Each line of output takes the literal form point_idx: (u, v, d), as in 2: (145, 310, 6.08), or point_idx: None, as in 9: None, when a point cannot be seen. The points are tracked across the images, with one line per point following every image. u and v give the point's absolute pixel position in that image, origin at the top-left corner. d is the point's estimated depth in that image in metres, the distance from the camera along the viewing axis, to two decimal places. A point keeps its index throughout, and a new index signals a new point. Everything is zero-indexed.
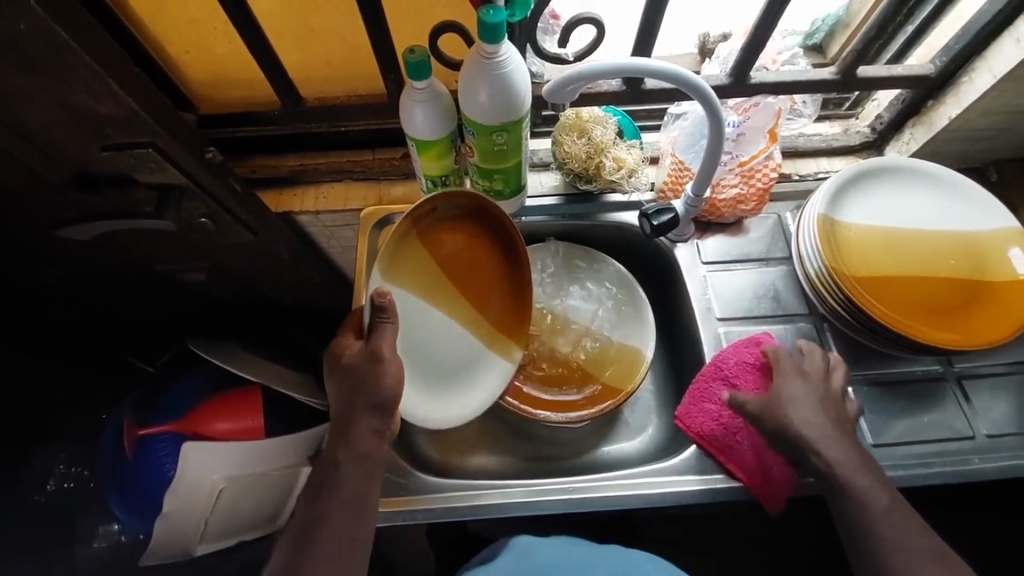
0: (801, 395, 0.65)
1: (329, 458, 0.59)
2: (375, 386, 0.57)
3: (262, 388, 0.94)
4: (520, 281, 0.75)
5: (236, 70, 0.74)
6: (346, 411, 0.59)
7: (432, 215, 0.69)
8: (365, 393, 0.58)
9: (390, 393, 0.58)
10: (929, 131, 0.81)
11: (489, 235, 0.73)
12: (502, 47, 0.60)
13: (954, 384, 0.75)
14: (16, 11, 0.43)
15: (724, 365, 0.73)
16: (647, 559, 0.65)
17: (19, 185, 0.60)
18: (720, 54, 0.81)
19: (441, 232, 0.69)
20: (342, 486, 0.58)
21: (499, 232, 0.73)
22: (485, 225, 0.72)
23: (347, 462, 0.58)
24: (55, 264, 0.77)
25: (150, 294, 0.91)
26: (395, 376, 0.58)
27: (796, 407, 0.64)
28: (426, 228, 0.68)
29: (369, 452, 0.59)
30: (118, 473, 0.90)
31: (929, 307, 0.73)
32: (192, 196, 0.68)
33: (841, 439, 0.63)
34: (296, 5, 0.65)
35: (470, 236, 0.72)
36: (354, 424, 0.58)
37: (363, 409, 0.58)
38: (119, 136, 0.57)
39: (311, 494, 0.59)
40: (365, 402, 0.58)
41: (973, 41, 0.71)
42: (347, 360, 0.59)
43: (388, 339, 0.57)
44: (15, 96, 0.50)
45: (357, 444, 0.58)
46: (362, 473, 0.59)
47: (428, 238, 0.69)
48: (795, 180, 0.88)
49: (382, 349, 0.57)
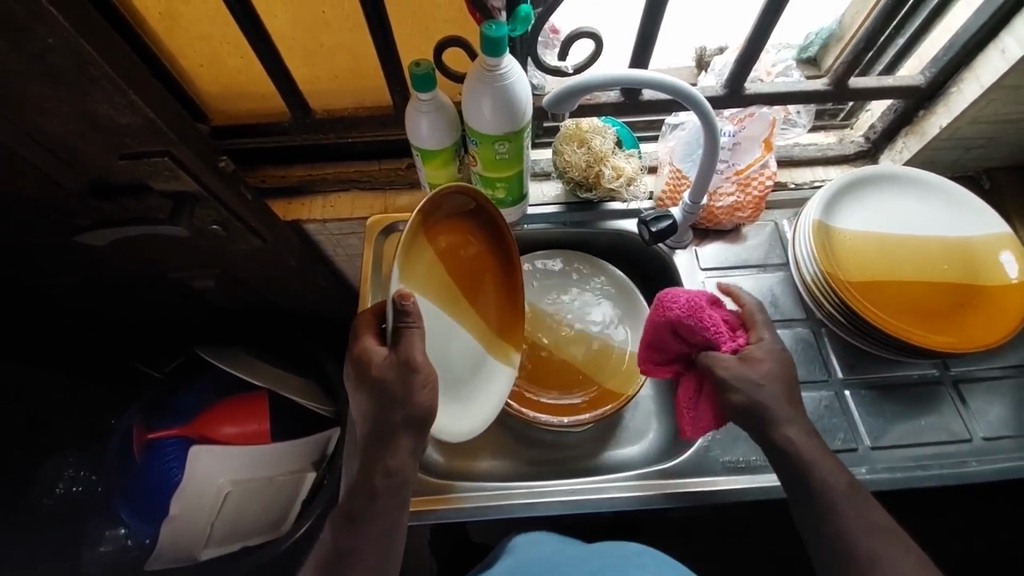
0: (775, 375, 0.62)
1: (363, 485, 0.59)
2: (409, 397, 0.57)
3: (268, 393, 0.97)
4: (513, 284, 0.79)
5: (249, 84, 0.77)
6: (381, 427, 0.59)
7: (440, 212, 0.70)
8: (400, 406, 0.58)
9: (425, 403, 0.58)
10: (921, 139, 0.83)
11: (485, 237, 0.76)
12: (503, 61, 0.63)
13: (951, 388, 0.76)
14: (43, 25, 0.45)
15: (674, 304, 0.66)
16: (642, 551, 0.66)
17: (40, 191, 0.63)
18: (715, 66, 0.84)
19: (445, 232, 0.71)
20: (381, 514, 0.59)
21: (493, 235, 0.76)
22: (483, 227, 0.75)
23: (385, 489, 0.59)
24: (69, 270, 0.79)
25: (160, 299, 0.93)
26: (427, 382, 0.58)
27: (758, 377, 0.62)
28: (432, 225, 0.69)
29: (407, 474, 0.59)
30: (125, 479, 0.91)
31: (924, 312, 0.74)
32: (205, 203, 0.70)
33: (831, 468, 0.59)
34: (308, 21, 0.68)
35: (467, 238, 0.74)
36: (392, 443, 0.58)
37: (398, 424, 0.58)
38: (136, 145, 0.59)
39: (345, 522, 0.59)
40: (401, 416, 0.58)
41: (960, 52, 0.74)
42: (375, 371, 0.58)
43: (416, 346, 0.57)
44: (39, 107, 0.53)
45: (396, 465, 0.59)
46: (401, 492, 0.60)
47: (434, 236, 0.70)
48: (791, 188, 0.91)
49: (415, 357, 0.57)
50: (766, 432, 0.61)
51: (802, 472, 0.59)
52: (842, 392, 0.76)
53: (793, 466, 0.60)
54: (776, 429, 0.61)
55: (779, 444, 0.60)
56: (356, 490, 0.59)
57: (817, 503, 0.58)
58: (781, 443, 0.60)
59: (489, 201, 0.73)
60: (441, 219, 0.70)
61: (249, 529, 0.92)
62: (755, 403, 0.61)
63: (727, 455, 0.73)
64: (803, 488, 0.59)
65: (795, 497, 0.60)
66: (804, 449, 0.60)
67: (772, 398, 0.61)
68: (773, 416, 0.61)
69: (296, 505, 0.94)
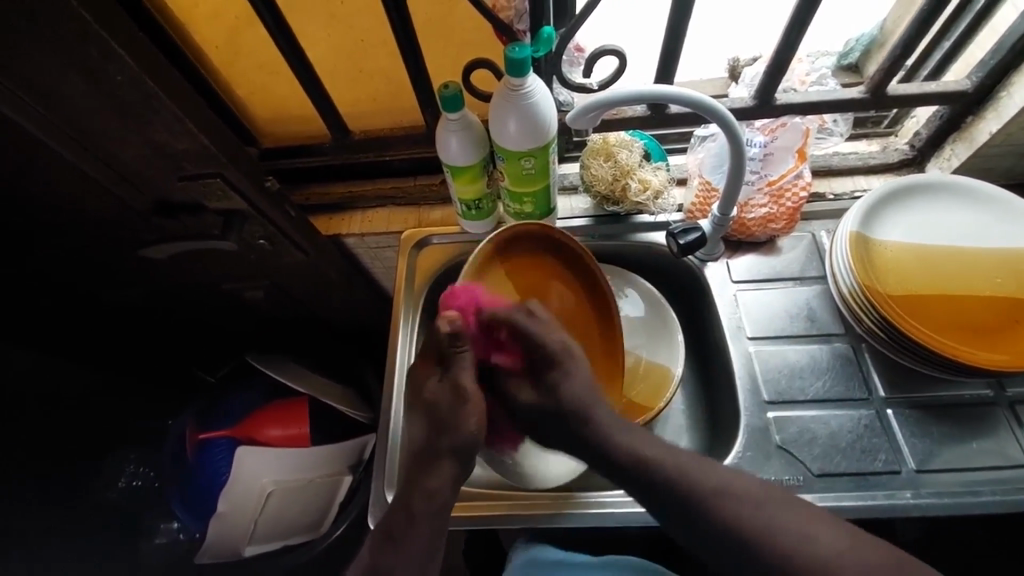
0: (665, 449, 0.63)
1: (404, 502, 0.61)
2: (456, 424, 0.61)
3: (309, 399, 1.03)
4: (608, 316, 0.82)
5: (296, 108, 0.83)
6: (428, 449, 0.63)
7: (516, 246, 0.81)
8: (448, 432, 0.62)
9: (472, 430, 0.62)
10: (971, 147, 0.80)
11: (577, 279, 0.83)
12: (528, 80, 0.65)
13: (1007, 410, 0.71)
14: (113, 64, 0.51)
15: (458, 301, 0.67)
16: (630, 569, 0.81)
17: (110, 211, 0.70)
18: (745, 77, 0.82)
19: (526, 267, 0.82)
20: (421, 535, 0.60)
21: (586, 279, 0.82)
22: (571, 270, 0.82)
23: (423, 513, 0.60)
24: (136, 281, 0.87)
25: (214, 308, 1.00)
26: (476, 412, 0.62)
27: (590, 397, 0.65)
28: (507, 252, 0.81)
29: (446, 500, 0.61)
30: (180, 477, 0.97)
31: (971, 328, 0.70)
32: (254, 220, 0.76)
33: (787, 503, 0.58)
34: (347, 48, 0.73)
35: (545, 265, 0.83)
36: (435, 464, 0.62)
37: (444, 450, 0.62)
38: (192, 168, 0.65)
39: (382, 542, 0.60)
40: (448, 443, 0.62)
41: (1008, 55, 0.70)
42: (429, 395, 0.64)
43: (466, 374, 0.62)
44: (109, 137, 0.59)
45: (436, 488, 0.61)
46: (440, 518, 0.61)
47: (509, 266, 0.81)
48: (830, 199, 0.88)
49: (463, 384, 0.62)
50: (604, 461, 0.63)
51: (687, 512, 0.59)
52: (885, 411, 0.73)
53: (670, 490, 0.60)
54: (648, 470, 0.61)
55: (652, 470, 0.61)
56: (394, 510, 0.61)
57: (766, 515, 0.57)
58: (633, 465, 0.62)
59: (550, 225, 0.80)
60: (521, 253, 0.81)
61: (287, 529, 0.97)
62: (564, 417, 0.64)
63: (758, 474, 0.71)
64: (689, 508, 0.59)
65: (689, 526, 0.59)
66: (656, 457, 0.61)
67: (604, 420, 0.64)
68: (598, 429, 0.64)
69: (332, 508, 1.00)
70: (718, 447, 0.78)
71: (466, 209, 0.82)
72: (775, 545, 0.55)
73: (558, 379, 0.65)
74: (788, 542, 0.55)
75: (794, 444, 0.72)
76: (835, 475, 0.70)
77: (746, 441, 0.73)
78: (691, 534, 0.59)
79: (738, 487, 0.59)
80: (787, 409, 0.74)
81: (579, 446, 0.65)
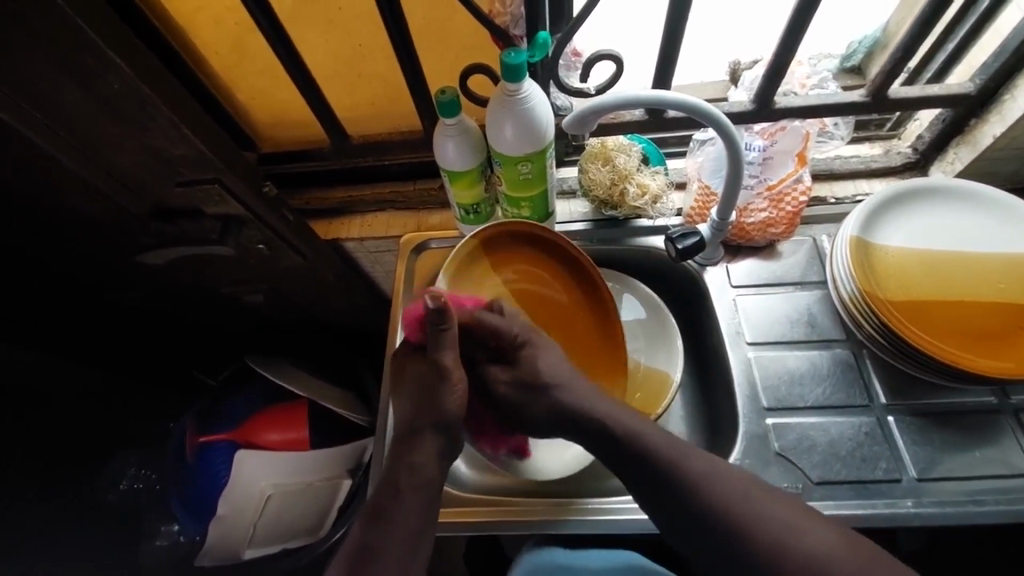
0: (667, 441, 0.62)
1: (391, 479, 0.62)
2: (437, 404, 0.63)
3: (309, 402, 1.03)
4: (604, 312, 0.82)
5: (296, 113, 0.84)
6: (411, 426, 0.64)
7: (500, 243, 0.82)
8: (430, 409, 0.63)
9: (453, 410, 0.63)
10: (974, 150, 0.79)
11: (565, 269, 0.83)
12: (524, 85, 0.65)
13: (1011, 418, 0.70)
14: (109, 72, 0.52)
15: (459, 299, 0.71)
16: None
17: (109, 216, 0.70)
18: (745, 80, 0.80)
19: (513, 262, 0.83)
20: (410, 510, 0.60)
21: (573, 267, 0.82)
22: (561, 262, 0.83)
23: (410, 486, 0.61)
24: (136, 286, 0.88)
25: (214, 311, 1.00)
26: (456, 391, 0.63)
27: (565, 373, 0.68)
28: (496, 250, 0.82)
29: (433, 474, 0.62)
30: (180, 480, 0.98)
31: (974, 335, 0.69)
32: (251, 226, 0.76)
33: (814, 523, 0.55)
34: (345, 55, 0.74)
35: (541, 266, 0.83)
36: (419, 438, 0.63)
37: (423, 425, 0.63)
38: (189, 174, 0.66)
39: (369, 520, 0.59)
40: (429, 419, 0.63)
41: (1011, 58, 0.69)
42: (414, 374, 0.66)
43: (449, 353, 0.63)
44: (105, 143, 0.60)
45: (420, 461, 0.62)
46: (427, 496, 0.61)
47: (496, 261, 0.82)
48: (831, 203, 0.87)
49: (446, 363, 0.62)
50: (598, 426, 0.64)
51: (691, 513, 0.57)
52: (886, 417, 0.72)
53: (681, 487, 0.58)
54: (650, 458, 0.60)
55: (668, 466, 0.59)
56: (383, 487, 0.61)
57: (763, 512, 0.55)
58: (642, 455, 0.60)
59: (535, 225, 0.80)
60: (506, 249, 0.82)
61: (286, 532, 0.97)
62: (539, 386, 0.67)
63: None
64: (686, 506, 0.58)
65: (701, 539, 0.57)
66: (648, 437, 0.61)
67: (576, 388, 0.67)
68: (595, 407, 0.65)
69: (332, 511, 0.99)
70: (716, 453, 0.78)
71: (465, 214, 0.82)
72: (772, 539, 0.54)
73: (536, 354, 0.68)
74: (793, 545, 0.53)
75: (793, 451, 0.71)
76: (834, 482, 0.69)
77: (745, 449, 0.72)
78: (701, 545, 0.57)
79: (737, 484, 0.58)
80: (785, 415, 0.74)
81: (571, 428, 0.66)
